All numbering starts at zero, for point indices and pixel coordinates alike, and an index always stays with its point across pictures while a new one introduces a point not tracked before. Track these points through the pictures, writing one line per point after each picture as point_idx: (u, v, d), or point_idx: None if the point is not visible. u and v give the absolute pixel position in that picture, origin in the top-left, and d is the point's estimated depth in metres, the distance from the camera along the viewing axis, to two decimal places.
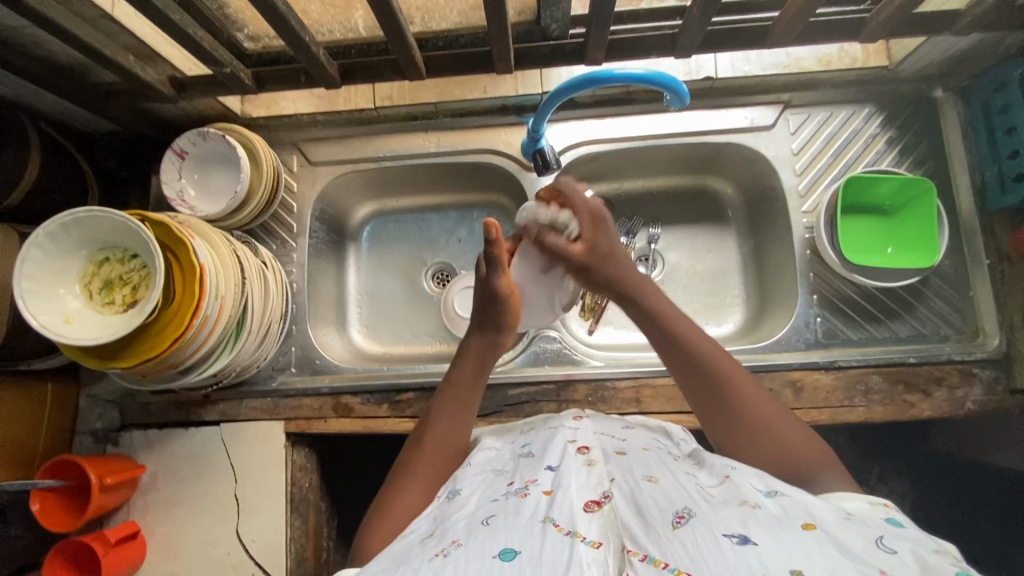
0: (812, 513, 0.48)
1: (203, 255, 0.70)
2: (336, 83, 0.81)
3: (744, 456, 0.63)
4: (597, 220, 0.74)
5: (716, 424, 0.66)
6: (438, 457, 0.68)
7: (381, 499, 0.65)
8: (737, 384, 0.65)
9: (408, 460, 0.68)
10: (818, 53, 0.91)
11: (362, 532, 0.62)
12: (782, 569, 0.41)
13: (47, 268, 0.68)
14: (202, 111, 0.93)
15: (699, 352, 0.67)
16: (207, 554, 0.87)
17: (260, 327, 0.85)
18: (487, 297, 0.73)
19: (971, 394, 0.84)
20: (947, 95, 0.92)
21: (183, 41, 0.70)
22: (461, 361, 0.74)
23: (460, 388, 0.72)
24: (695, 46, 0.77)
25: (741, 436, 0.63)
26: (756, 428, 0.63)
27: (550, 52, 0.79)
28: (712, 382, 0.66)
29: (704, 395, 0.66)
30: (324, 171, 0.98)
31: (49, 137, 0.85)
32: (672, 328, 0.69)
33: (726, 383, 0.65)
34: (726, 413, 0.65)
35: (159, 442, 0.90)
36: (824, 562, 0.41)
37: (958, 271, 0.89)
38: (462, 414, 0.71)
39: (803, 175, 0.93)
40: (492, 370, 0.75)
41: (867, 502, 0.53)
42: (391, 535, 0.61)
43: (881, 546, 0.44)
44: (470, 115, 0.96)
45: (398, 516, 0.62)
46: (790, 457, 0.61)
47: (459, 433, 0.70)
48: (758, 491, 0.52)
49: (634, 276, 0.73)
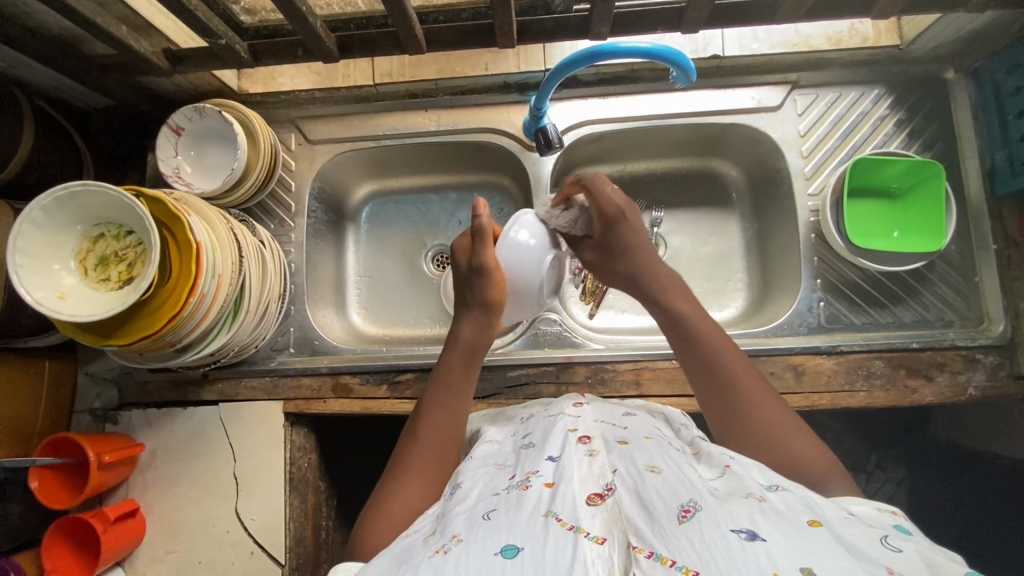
0: (817, 511, 0.48)
1: (199, 233, 0.69)
2: (333, 57, 0.79)
3: (739, 438, 0.63)
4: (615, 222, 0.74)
5: (710, 403, 0.67)
6: (434, 448, 0.67)
7: (377, 495, 0.65)
8: (737, 368, 0.66)
9: (405, 452, 0.68)
10: (828, 30, 0.88)
11: (363, 524, 0.62)
12: (791, 567, 0.40)
13: (41, 244, 0.67)
14: (198, 86, 0.91)
15: (710, 342, 0.68)
16: (206, 532, 0.87)
17: (257, 306, 0.84)
18: (472, 271, 0.74)
19: (974, 379, 0.83)
20: (958, 76, 0.90)
21: (176, 10, 0.68)
22: (453, 346, 0.74)
23: (454, 377, 0.72)
24: (703, 20, 0.74)
25: (732, 416, 0.64)
26: (750, 412, 0.63)
27: (553, 26, 0.78)
28: (710, 362, 0.67)
29: (714, 392, 0.66)
30: (322, 149, 0.97)
31: (43, 112, 0.84)
32: (693, 326, 0.69)
33: (726, 365, 0.66)
34: (721, 392, 0.65)
35: (157, 421, 0.90)
36: (835, 561, 0.41)
37: (963, 256, 0.88)
38: (456, 403, 0.71)
39: (810, 157, 0.91)
40: (483, 354, 0.74)
41: (875, 509, 0.53)
42: (388, 534, 0.60)
43: (886, 549, 0.44)
44: (471, 93, 0.95)
45: (396, 515, 0.61)
46: (778, 442, 0.61)
47: (454, 422, 0.70)
48: (761, 485, 0.52)
49: (654, 274, 0.73)
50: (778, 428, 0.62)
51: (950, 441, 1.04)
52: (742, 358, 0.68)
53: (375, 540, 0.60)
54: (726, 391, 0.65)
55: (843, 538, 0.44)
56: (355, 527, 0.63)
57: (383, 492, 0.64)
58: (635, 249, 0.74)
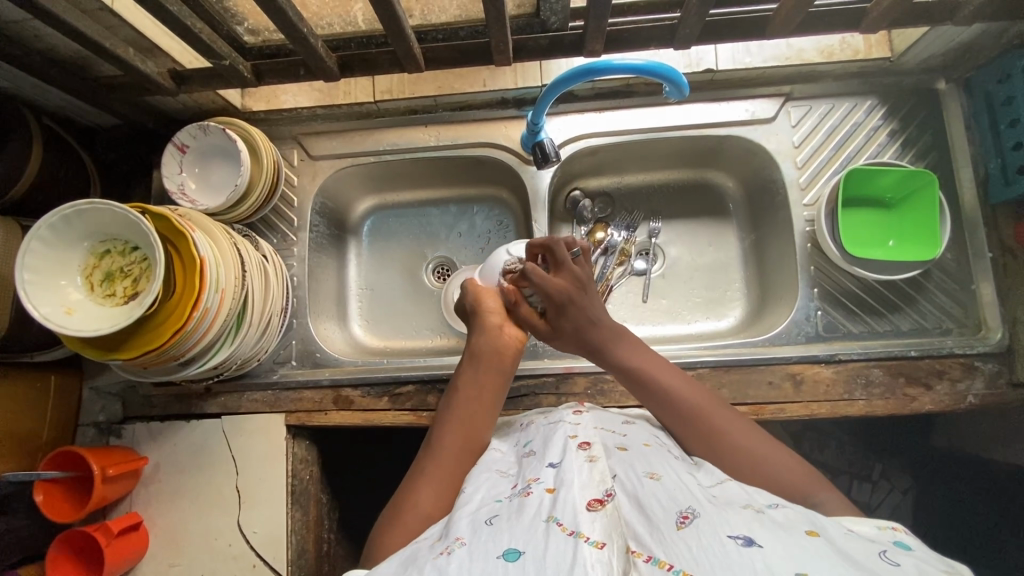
0: (815, 524, 0.48)
1: (203, 248, 0.71)
2: (333, 75, 0.81)
3: (725, 457, 0.64)
4: (564, 304, 0.73)
5: (686, 439, 0.67)
6: (451, 457, 0.67)
7: (393, 505, 0.65)
8: (678, 386, 0.69)
9: (424, 461, 0.68)
10: (820, 44, 0.90)
11: (380, 534, 0.62)
12: (787, 571, 0.41)
13: (50, 259, 0.68)
14: (202, 105, 0.93)
15: (667, 387, 0.69)
16: (208, 545, 0.87)
17: (260, 319, 0.85)
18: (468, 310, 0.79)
19: (973, 387, 0.84)
20: (950, 87, 0.91)
21: (182, 33, 0.71)
22: (465, 358, 0.75)
23: (467, 384, 0.72)
24: (695, 36, 0.76)
25: (703, 445, 0.65)
26: (715, 431, 0.65)
27: (549, 43, 0.79)
28: (665, 398, 0.68)
29: (689, 433, 0.66)
30: (324, 165, 0.98)
31: (50, 130, 0.86)
32: (647, 376, 0.70)
33: (679, 397, 0.68)
34: (679, 415, 0.67)
35: (160, 435, 0.91)
36: (830, 568, 0.41)
37: (960, 263, 0.89)
38: (476, 410, 0.70)
39: (804, 168, 0.92)
40: (500, 359, 0.73)
41: (876, 527, 0.53)
42: (403, 539, 0.60)
43: (884, 562, 0.44)
44: (470, 108, 0.97)
45: (411, 520, 0.61)
46: (760, 448, 0.63)
47: (470, 431, 0.69)
48: (760, 504, 0.52)
49: (609, 328, 0.73)
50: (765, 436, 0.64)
51: (952, 450, 1.03)
52: (678, 372, 0.71)
53: (391, 542, 0.60)
54: (682, 415, 0.67)
55: (840, 549, 0.45)
56: (375, 531, 0.63)
57: (402, 497, 0.65)
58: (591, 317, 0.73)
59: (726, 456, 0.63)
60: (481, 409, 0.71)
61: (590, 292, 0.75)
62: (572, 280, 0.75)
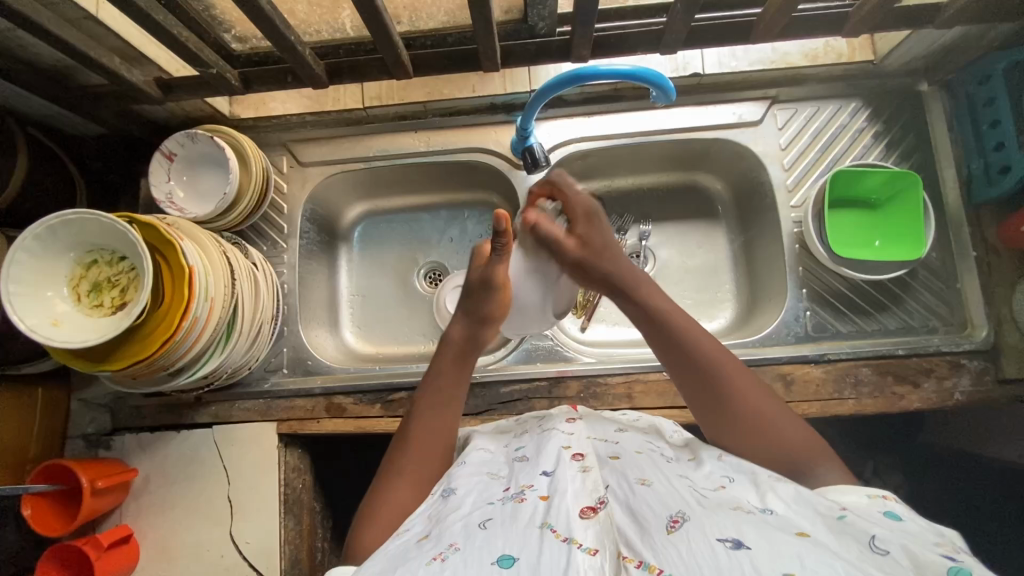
0: (805, 524, 0.48)
1: (192, 257, 0.70)
2: (322, 83, 0.81)
3: (738, 435, 0.65)
4: (601, 253, 0.74)
5: (703, 406, 0.67)
6: (426, 454, 0.68)
7: (370, 496, 0.66)
8: (712, 347, 0.67)
9: (397, 454, 0.68)
10: (804, 47, 0.91)
11: (359, 524, 0.64)
12: (774, 571, 0.41)
13: (37, 271, 0.68)
14: (190, 113, 0.93)
15: (695, 341, 0.68)
16: (200, 556, 0.87)
17: (249, 329, 0.84)
18: (483, 280, 0.74)
19: (960, 385, 0.85)
20: (932, 89, 0.92)
21: (168, 42, 0.70)
22: (443, 349, 0.74)
23: (443, 379, 0.72)
24: (681, 41, 0.77)
25: (719, 412, 0.66)
26: (735, 403, 0.65)
27: (536, 50, 0.80)
28: (696, 358, 0.67)
29: (704, 400, 0.67)
30: (313, 172, 0.98)
31: (36, 141, 0.85)
32: (675, 328, 0.69)
33: (708, 358, 0.67)
34: (701, 378, 0.67)
35: (150, 446, 0.90)
36: (818, 566, 0.41)
37: (944, 263, 0.90)
38: (448, 407, 0.71)
39: (792, 170, 0.93)
40: (474, 357, 0.75)
41: (866, 495, 0.55)
42: (380, 533, 0.62)
43: (874, 553, 0.45)
44: (458, 114, 0.97)
45: (389, 515, 0.63)
46: (751, 408, 0.65)
47: (445, 427, 0.70)
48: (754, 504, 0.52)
49: (630, 273, 0.74)
50: (773, 420, 0.64)
51: (943, 447, 1.04)
52: (717, 343, 0.69)
53: (369, 538, 0.61)
54: (707, 376, 0.66)
55: (831, 546, 0.45)
56: (353, 522, 0.65)
57: (379, 490, 0.66)
58: (611, 249, 0.74)
59: (746, 436, 0.64)
60: (453, 408, 0.71)
61: (601, 220, 0.76)
62: (583, 209, 0.76)
